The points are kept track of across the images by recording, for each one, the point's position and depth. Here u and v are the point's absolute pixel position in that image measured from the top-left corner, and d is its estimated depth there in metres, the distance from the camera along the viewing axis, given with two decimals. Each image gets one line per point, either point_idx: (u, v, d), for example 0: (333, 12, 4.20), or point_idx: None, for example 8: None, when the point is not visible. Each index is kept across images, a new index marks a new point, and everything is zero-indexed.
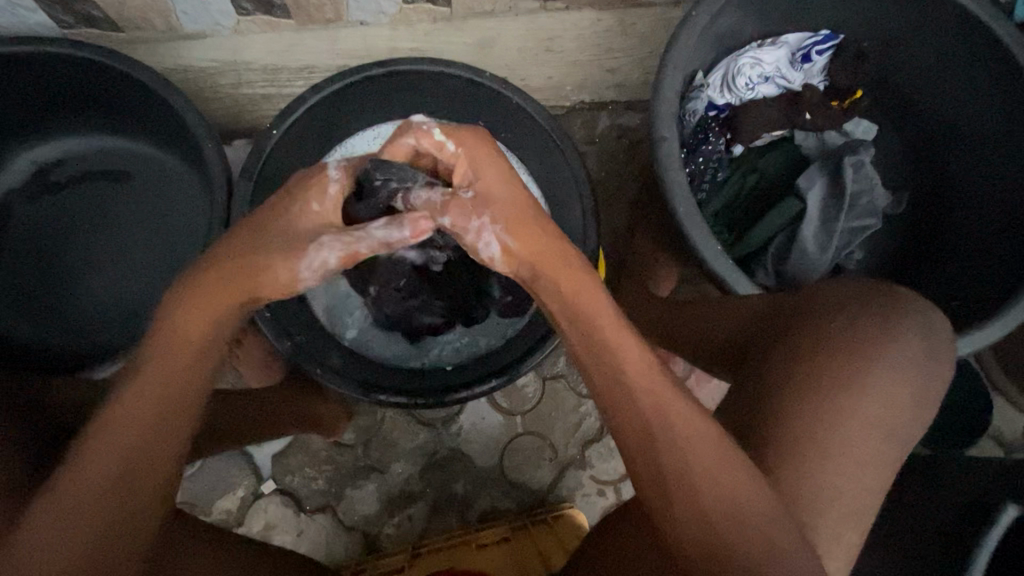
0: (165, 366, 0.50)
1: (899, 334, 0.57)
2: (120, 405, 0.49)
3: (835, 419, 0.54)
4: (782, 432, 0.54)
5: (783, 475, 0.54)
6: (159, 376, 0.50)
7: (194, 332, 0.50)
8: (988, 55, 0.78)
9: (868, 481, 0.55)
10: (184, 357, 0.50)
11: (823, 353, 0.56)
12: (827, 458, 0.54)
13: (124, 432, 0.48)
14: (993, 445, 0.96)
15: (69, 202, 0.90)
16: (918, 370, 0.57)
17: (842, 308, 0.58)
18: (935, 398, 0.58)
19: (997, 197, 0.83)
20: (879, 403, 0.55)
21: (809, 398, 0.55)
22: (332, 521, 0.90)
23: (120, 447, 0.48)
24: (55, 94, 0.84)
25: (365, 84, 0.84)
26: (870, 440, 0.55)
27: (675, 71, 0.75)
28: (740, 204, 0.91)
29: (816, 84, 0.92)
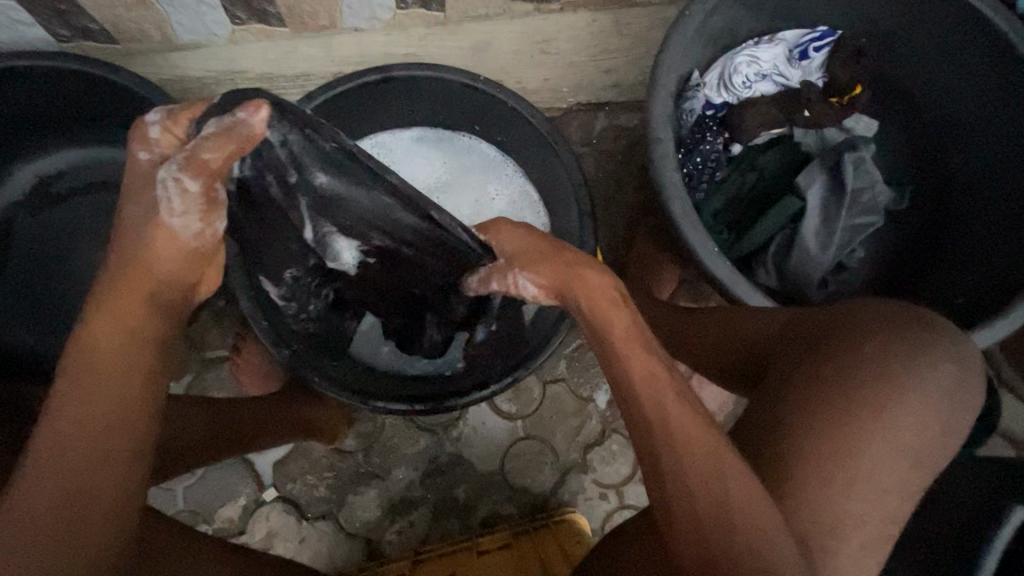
0: (92, 369, 0.49)
1: (931, 361, 0.54)
2: (51, 418, 0.47)
3: (860, 443, 0.52)
4: (802, 452, 0.52)
5: (803, 498, 0.51)
6: (87, 379, 0.48)
7: (114, 335, 0.50)
8: (989, 48, 0.77)
9: (889, 508, 0.53)
10: (110, 354, 0.50)
11: (850, 376, 0.54)
12: (849, 483, 0.52)
13: (70, 446, 0.46)
14: (1002, 443, 0.94)
15: (70, 214, 0.91)
16: (948, 397, 0.55)
17: (874, 328, 0.56)
18: (964, 428, 0.56)
19: (1005, 194, 0.81)
20: (906, 430, 0.53)
21: (833, 419, 0.53)
22: (335, 527, 0.90)
23: (65, 462, 0.45)
24: (54, 107, 0.85)
25: (353, 92, 0.82)
26: (893, 467, 0.53)
27: (669, 71, 0.74)
28: (740, 205, 0.90)
29: (815, 80, 0.89)
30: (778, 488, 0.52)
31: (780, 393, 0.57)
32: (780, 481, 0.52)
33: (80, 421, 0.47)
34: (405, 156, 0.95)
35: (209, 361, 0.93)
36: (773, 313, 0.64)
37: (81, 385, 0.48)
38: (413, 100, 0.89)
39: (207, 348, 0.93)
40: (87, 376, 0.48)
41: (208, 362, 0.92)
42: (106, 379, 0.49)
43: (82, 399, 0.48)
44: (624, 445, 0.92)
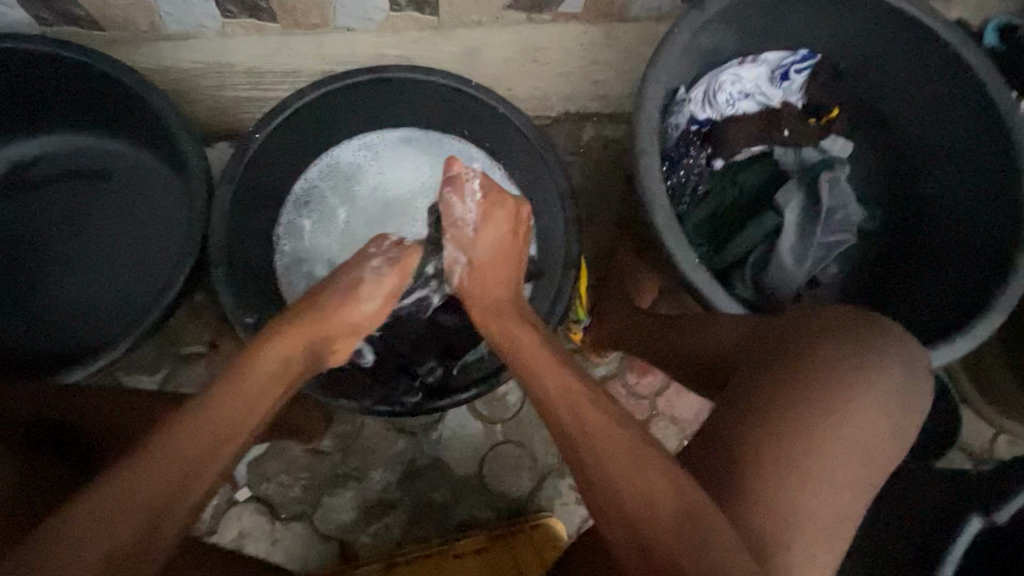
0: (241, 387, 0.54)
1: (878, 361, 0.57)
2: (172, 430, 0.48)
3: (814, 443, 0.54)
4: (757, 450, 0.53)
5: (757, 495, 0.52)
6: (228, 396, 0.53)
7: (271, 362, 0.58)
8: (960, 79, 0.80)
9: (841, 504, 0.53)
10: (258, 381, 0.56)
11: (802, 375, 0.56)
12: (804, 478, 0.53)
13: (187, 446, 0.48)
14: (962, 456, 0.98)
15: (43, 202, 0.88)
16: (895, 398, 0.57)
17: (828, 334, 0.59)
18: (911, 428, 0.58)
19: (966, 217, 0.86)
20: (856, 428, 0.55)
21: (787, 417, 0.55)
22: (308, 529, 0.89)
23: (170, 460, 0.47)
24: (35, 92, 0.83)
25: (346, 90, 0.82)
26: (843, 463, 0.54)
27: (656, 86, 0.76)
28: (721, 218, 0.92)
29: (795, 101, 0.94)
30: (737, 487, 0.52)
31: (737, 390, 0.59)
32: (735, 478, 0.53)
33: (174, 464, 0.47)
34: (392, 157, 0.95)
35: (184, 357, 0.91)
36: (740, 318, 0.67)
37: (185, 425, 0.49)
38: (403, 103, 0.89)
39: (182, 343, 0.91)
40: (202, 415, 0.50)
41: (184, 357, 0.91)
42: (210, 423, 0.50)
43: (180, 439, 0.48)
44: None
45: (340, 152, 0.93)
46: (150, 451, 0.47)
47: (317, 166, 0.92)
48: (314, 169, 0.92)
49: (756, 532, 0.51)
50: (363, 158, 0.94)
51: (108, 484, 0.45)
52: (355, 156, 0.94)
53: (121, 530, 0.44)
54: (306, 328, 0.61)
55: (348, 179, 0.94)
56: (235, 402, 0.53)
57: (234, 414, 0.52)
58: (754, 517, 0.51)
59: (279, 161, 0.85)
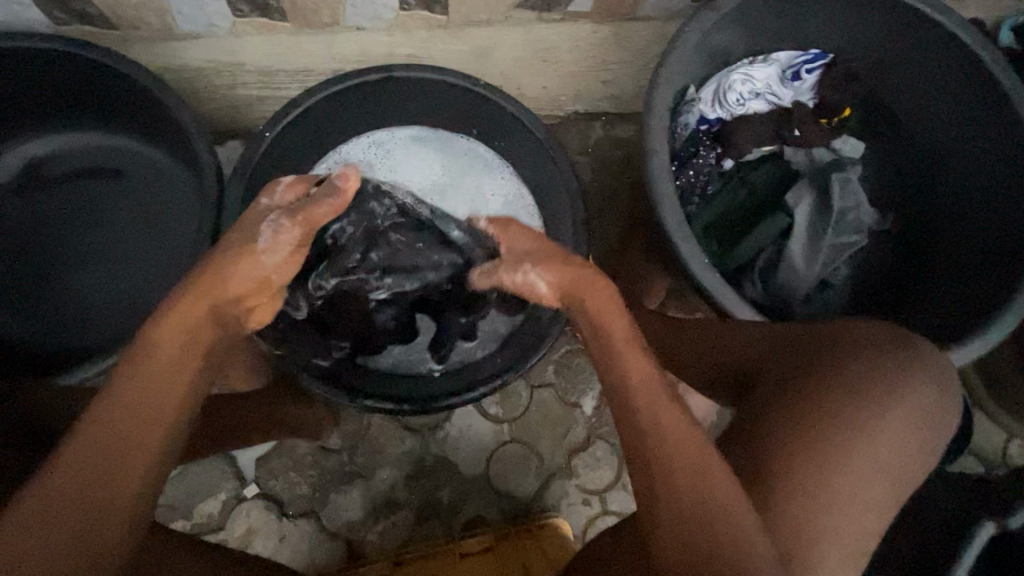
0: (147, 369, 0.49)
1: (906, 380, 0.56)
2: (85, 429, 0.46)
3: (836, 452, 0.54)
4: (777, 458, 0.54)
5: (780, 511, 0.52)
6: (134, 381, 0.48)
7: (172, 336, 0.51)
8: (976, 79, 0.79)
9: (864, 522, 0.54)
10: (165, 358, 0.50)
11: (829, 393, 0.56)
12: (828, 497, 0.53)
13: (102, 442, 0.46)
14: (974, 461, 0.97)
15: (57, 200, 0.89)
16: (922, 416, 0.56)
17: (856, 348, 0.58)
18: (937, 444, 0.58)
19: (979, 219, 0.85)
20: (881, 447, 0.55)
21: (808, 426, 0.55)
22: (316, 526, 0.89)
23: (89, 460, 0.45)
24: (49, 91, 0.84)
25: (355, 89, 0.83)
26: (868, 480, 0.54)
27: (666, 86, 0.76)
28: (731, 218, 0.91)
29: (806, 101, 0.93)
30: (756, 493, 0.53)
31: (761, 406, 0.59)
32: (754, 485, 0.53)
33: (85, 468, 0.45)
34: (403, 156, 0.94)
35: None
36: (759, 327, 0.67)
37: (90, 427, 0.46)
38: (412, 102, 0.89)
39: None
40: (102, 411, 0.47)
41: None
42: (111, 418, 0.46)
43: (89, 442, 0.46)
44: (609, 452, 0.93)
45: (349, 151, 0.92)
46: (71, 453, 0.45)
47: (325, 165, 0.91)
48: (322, 167, 0.91)
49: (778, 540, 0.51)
50: (372, 156, 0.93)
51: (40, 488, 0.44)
52: (364, 154, 0.93)
53: (67, 532, 0.43)
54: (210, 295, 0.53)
55: None
56: (136, 390, 0.48)
57: (147, 400, 0.48)
58: (773, 524, 0.51)
59: (288, 160, 0.86)
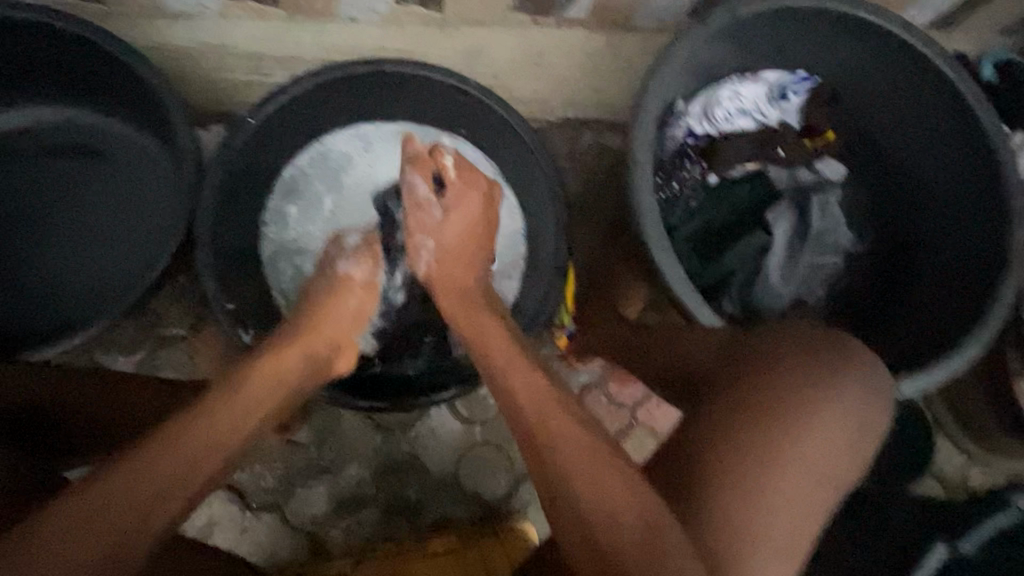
0: (265, 376, 0.61)
1: (841, 384, 0.57)
2: (207, 402, 0.55)
3: (774, 456, 0.53)
4: (717, 464, 0.53)
5: (718, 511, 0.51)
6: (255, 381, 0.60)
7: (289, 361, 0.64)
8: (953, 110, 0.82)
9: (800, 523, 0.53)
10: (278, 372, 0.62)
11: (762, 394, 0.56)
12: (763, 496, 0.52)
13: (219, 417, 0.54)
14: (935, 484, 0.99)
15: (26, 174, 0.87)
16: (858, 420, 0.57)
17: (789, 351, 0.59)
18: (872, 446, 0.58)
19: (949, 246, 0.87)
20: (815, 447, 0.55)
21: (750, 431, 0.54)
22: (279, 519, 0.88)
23: (208, 425, 0.53)
24: (24, 61, 0.81)
25: (345, 81, 0.82)
26: (803, 481, 0.54)
27: (655, 97, 0.76)
28: (711, 231, 0.92)
29: (792, 122, 0.95)
30: (694, 499, 0.52)
31: (702, 406, 0.59)
32: (693, 491, 0.53)
33: (188, 443, 0.51)
34: (385, 148, 0.91)
35: (163, 339, 0.90)
36: (713, 334, 0.69)
37: (205, 408, 0.55)
38: (401, 97, 0.88)
39: (162, 325, 0.90)
40: (220, 401, 0.56)
41: (162, 341, 0.90)
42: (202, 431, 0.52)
43: (200, 417, 0.54)
44: None
45: (330, 142, 0.89)
46: (194, 415, 0.53)
47: (308, 153, 0.89)
48: (305, 156, 0.89)
49: (713, 542, 0.50)
50: (354, 148, 0.90)
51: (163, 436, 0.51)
52: (347, 146, 0.90)
53: (162, 475, 0.48)
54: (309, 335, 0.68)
55: (339, 169, 0.90)
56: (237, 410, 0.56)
57: (259, 398, 0.59)
58: (709, 531, 0.50)
59: (269, 147, 0.84)
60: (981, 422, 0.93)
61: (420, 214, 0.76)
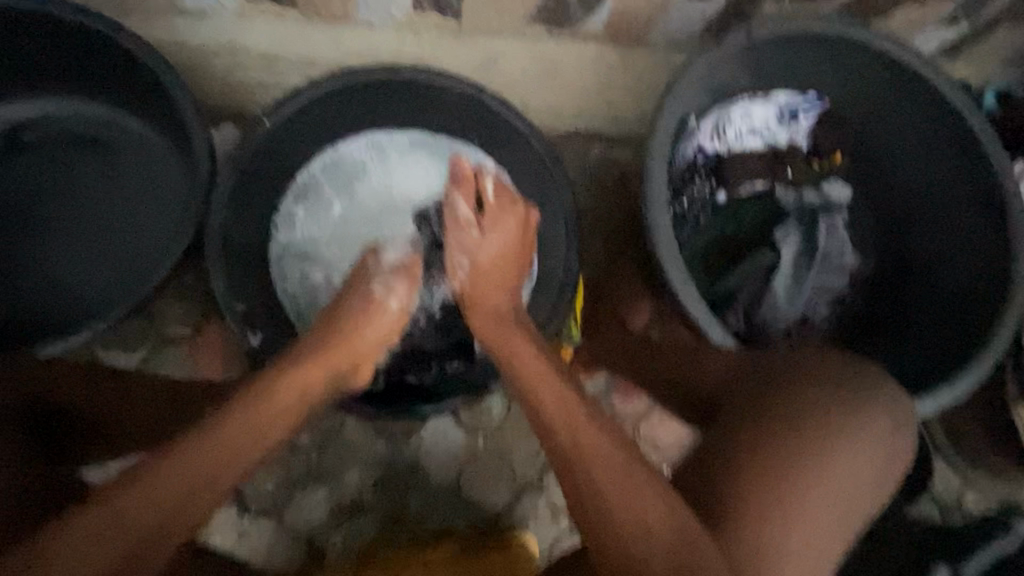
0: (262, 410, 0.56)
1: (868, 414, 0.58)
2: (194, 440, 0.52)
3: (806, 481, 0.54)
4: (743, 489, 0.54)
5: (745, 535, 0.52)
6: (250, 417, 0.55)
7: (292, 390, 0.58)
8: (959, 139, 0.84)
9: (822, 549, 0.53)
10: (279, 404, 0.57)
11: (790, 420, 0.57)
12: (788, 520, 0.53)
13: (202, 462, 0.52)
14: (932, 506, 1.00)
15: (36, 167, 0.86)
16: (882, 450, 0.58)
17: (816, 377, 0.60)
18: (893, 475, 0.59)
19: (952, 273, 0.88)
20: (841, 475, 0.55)
21: (774, 457, 0.55)
22: (276, 524, 0.87)
23: (186, 474, 0.51)
24: (37, 54, 0.81)
25: (361, 86, 0.82)
26: (828, 507, 0.54)
27: (669, 115, 0.77)
28: (719, 248, 0.94)
29: (801, 143, 0.96)
30: (718, 520, 0.53)
31: (728, 428, 0.59)
32: (724, 513, 0.53)
33: (164, 490, 0.50)
34: (399, 159, 0.91)
35: (165, 338, 0.89)
36: (732, 354, 0.69)
37: (191, 449, 0.52)
38: (418, 106, 0.88)
39: (166, 324, 0.89)
40: (206, 440, 0.53)
41: (164, 340, 0.89)
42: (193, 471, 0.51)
43: (185, 462, 0.51)
44: None
45: (346, 150, 0.89)
46: (177, 460, 0.51)
47: (321, 160, 0.88)
48: (318, 164, 0.88)
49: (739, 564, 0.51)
50: (369, 157, 0.90)
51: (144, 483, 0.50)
52: (361, 155, 0.90)
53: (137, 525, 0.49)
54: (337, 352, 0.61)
55: (352, 176, 0.90)
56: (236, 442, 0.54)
57: (253, 435, 0.55)
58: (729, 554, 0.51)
59: (282, 149, 0.84)
60: (979, 446, 0.94)
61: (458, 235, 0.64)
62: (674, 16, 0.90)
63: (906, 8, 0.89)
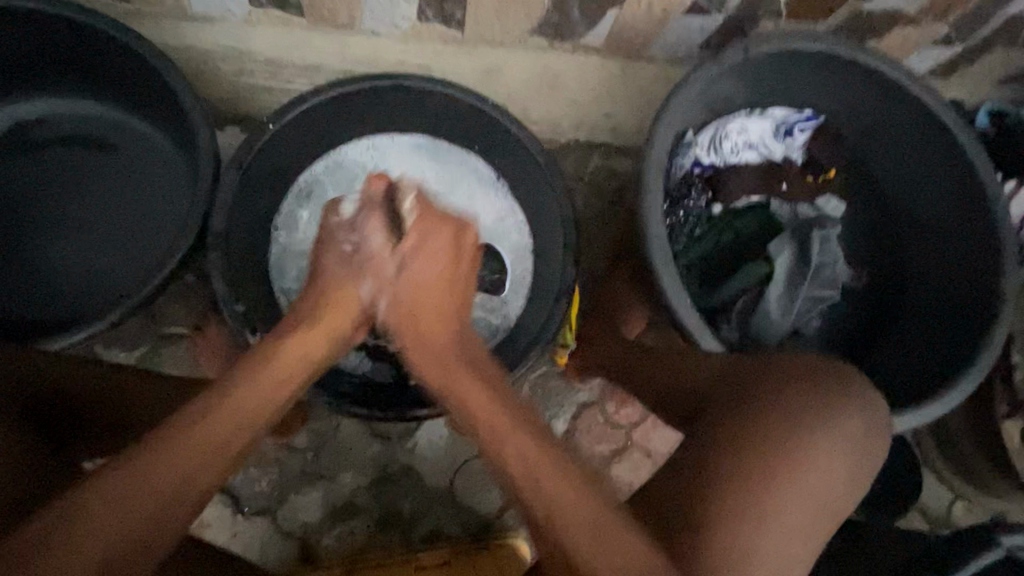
0: (265, 377, 0.59)
1: (841, 415, 0.58)
2: (204, 410, 0.54)
3: (777, 482, 0.55)
4: (722, 488, 0.55)
5: (718, 535, 0.53)
6: (253, 385, 0.58)
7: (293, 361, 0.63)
8: (950, 156, 0.85)
9: (794, 548, 0.54)
10: (278, 372, 0.61)
11: (764, 421, 0.58)
12: (760, 520, 0.54)
13: (215, 428, 0.53)
14: (919, 518, 1.01)
15: (43, 164, 0.87)
16: (856, 451, 0.58)
17: (793, 380, 0.60)
18: (868, 475, 0.59)
19: (942, 288, 0.90)
20: (814, 477, 0.56)
21: (753, 460, 0.56)
22: (270, 524, 0.88)
23: (197, 438, 0.52)
24: (48, 54, 0.82)
25: (364, 93, 0.84)
26: (800, 507, 0.55)
27: (668, 128, 0.78)
28: (714, 257, 0.95)
29: (795, 157, 0.98)
30: (690, 517, 0.54)
31: (703, 427, 0.61)
32: (699, 513, 0.54)
33: (182, 456, 0.51)
34: (398, 160, 0.93)
35: (166, 336, 0.90)
36: (715, 357, 0.70)
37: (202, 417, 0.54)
38: (419, 113, 0.89)
39: (167, 323, 0.90)
40: (217, 409, 0.54)
41: (164, 339, 0.90)
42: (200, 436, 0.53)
43: (195, 428, 0.53)
44: None
45: (347, 151, 0.92)
46: (190, 427, 0.53)
47: (323, 161, 0.91)
48: (320, 165, 0.91)
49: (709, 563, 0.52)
50: (369, 159, 0.93)
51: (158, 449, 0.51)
52: (362, 157, 0.93)
53: (159, 489, 0.49)
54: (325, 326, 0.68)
55: (353, 179, 0.92)
56: (248, 401, 0.56)
57: (256, 404, 0.57)
58: (704, 552, 0.52)
59: (287, 152, 0.85)
60: (969, 461, 0.95)
61: (374, 263, 0.71)
62: (673, 32, 0.91)
63: (901, 29, 0.91)
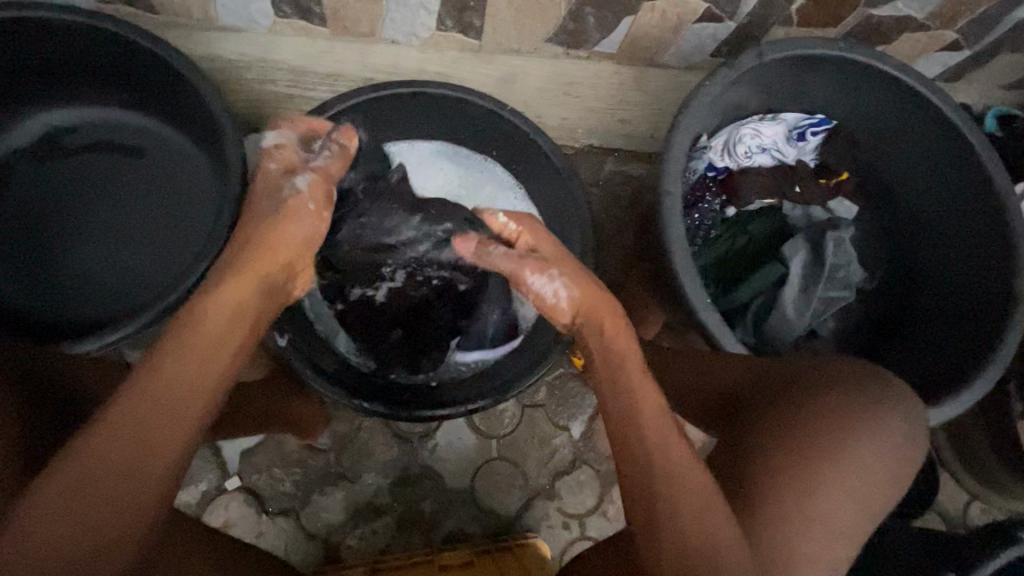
0: (195, 338, 0.54)
1: (882, 415, 0.59)
2: (135, 390, 0.50)
3: (820, 483, 0.56)
4: (766, 489, 0.56)
5: (767, 536, 0.53)
6: (188, 347, 0.53)
7: (221, 313, 0.56)
8: (962, 158, 0.86)
9: (838, 549, 0.55)
10: (211, 330, 0.55)
11: (807, 425, 0.58)
12: (806, 523, 0.54)
13: (156, 400, 0.50)
14: (936, 519, 1.02)
15: (71, 172, 0.90)
16: (895, 451, 0.58)
17: (832, 383, 0.61)
18: (907, 477, 0.60)
19: (957, 288, 0.90)
20: (856, 479, 0.57)
21: (796, 461, 0.56)
22: (294, 524, 0.89)
23: (139, 414, 0.49)
24: (79, 65, 0.85)
25: (383, 100, 0.85)
26: (842, 509, 0.56)
27: (684, 131, 0.80)
28: (730, 260, 0.97)
29: (808, 160, 1.00)
30: (737, 515, 0.55)
31: (743, 431, 0.62)
32: (744, 514, 0.55)
33: (126, 436, 0.48)
34: (420, 166, 0.97)
35: None
36: (744, 358, 0.71)
37: (139, 393, 0.50)
38: (438, 117, 0.91)
39: None
40: (152, 381, 0.51)
41: None
42: (123, 433, 0.48)
43: (132, 404, 0.49)
44: (592, 477, 0.94)
45: None
46: (126, 405, 0.49)
47: None
48: None
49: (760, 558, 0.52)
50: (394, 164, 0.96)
51: (97, 438, 0.48)
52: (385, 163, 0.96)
53: (114, 473, 0.47)
54: (254, 266, 0.60)
55: None
56: (186, 366, 0.52)
57: (198, 368, 0.53)
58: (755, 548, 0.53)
59: None
60: (983, 461, 0.96)
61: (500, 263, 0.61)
62: (685, 40, 0.93)
63: (910, 34, 0.93)
